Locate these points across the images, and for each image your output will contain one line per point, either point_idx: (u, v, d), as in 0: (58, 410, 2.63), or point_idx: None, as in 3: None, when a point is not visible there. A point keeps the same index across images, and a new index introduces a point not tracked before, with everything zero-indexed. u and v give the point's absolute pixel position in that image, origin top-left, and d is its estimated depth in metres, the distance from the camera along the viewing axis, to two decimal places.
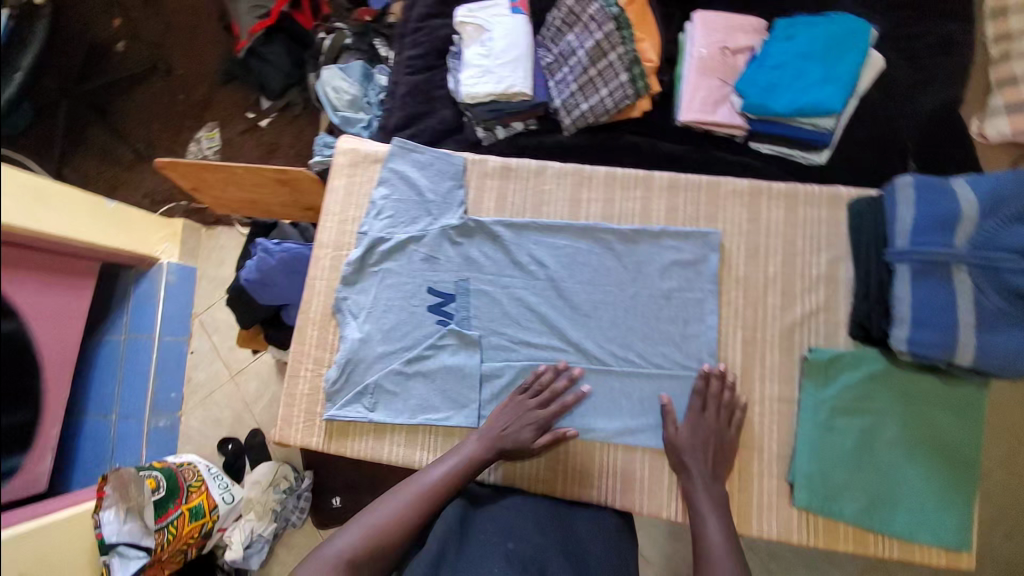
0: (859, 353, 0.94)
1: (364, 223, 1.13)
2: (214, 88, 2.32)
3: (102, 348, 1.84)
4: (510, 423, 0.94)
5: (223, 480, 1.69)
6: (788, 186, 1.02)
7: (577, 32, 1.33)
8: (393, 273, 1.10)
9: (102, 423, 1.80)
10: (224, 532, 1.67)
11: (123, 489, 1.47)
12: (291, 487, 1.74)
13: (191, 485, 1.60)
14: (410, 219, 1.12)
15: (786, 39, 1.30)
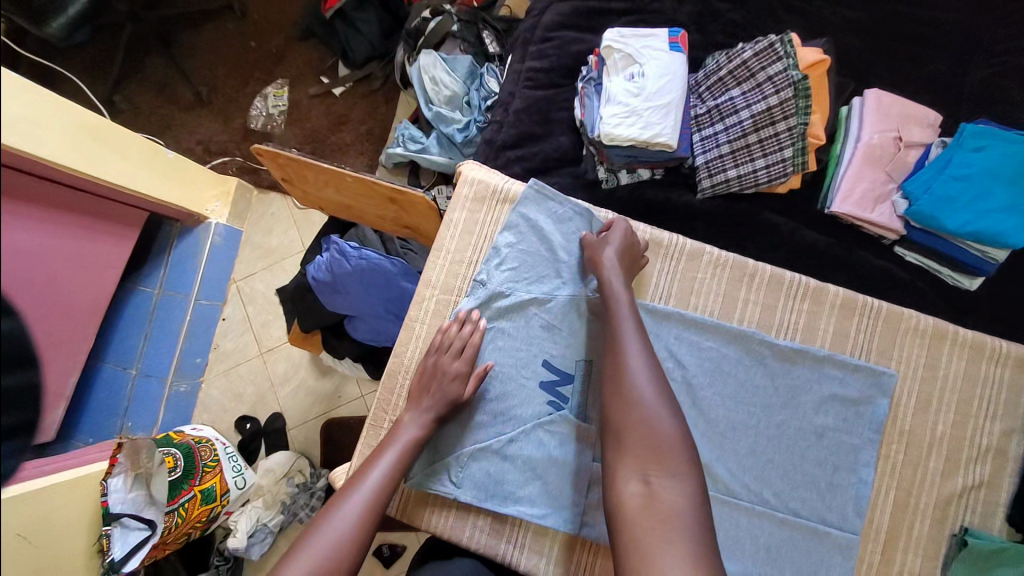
0: (1022, 548, 0.85)
1: (483, 269, 0.98)
2: (289, 41, 2.11)
3: (134, 297, 1.74)
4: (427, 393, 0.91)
5: (238, 463, 1.51)
6: (977, 336, 0.91)
7: (743, 89, 1.18)
8: (506, 334, 0.97)
9: (121, 376, 1.70)
10: (229, 517, 1.52)
11: (136, 456, 1.35)
12: (306, 482, 1.63)
13: (207, 464, 1.42)
14: (536, 277, 0.99)
15: (975, 149, 1.13)
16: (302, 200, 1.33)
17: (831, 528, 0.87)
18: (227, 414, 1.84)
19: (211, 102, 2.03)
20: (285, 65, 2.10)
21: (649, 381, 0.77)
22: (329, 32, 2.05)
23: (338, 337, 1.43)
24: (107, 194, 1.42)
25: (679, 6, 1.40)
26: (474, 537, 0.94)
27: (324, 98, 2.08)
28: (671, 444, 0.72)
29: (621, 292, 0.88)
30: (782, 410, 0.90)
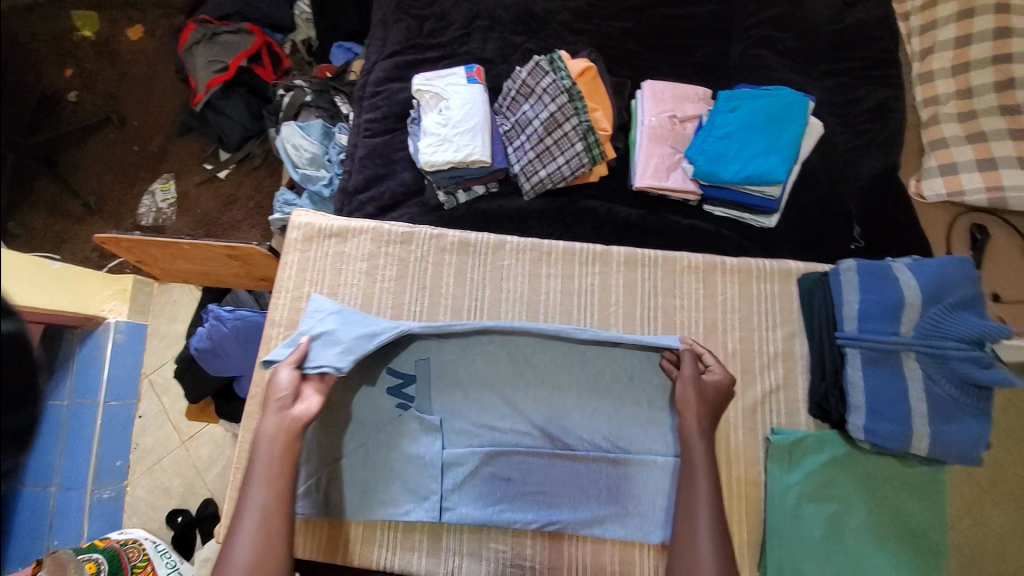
0: (821, 435, 0.94)
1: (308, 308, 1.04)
2: (169, 138, 2.16)
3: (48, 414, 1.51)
4: (275, 395, 0.89)
5: (172, 558, 1.56)
6: (741, 261, 1.05)
7: (532, 103, 1.37)
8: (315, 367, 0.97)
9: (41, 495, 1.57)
10: None
11: (62, 573, 1.28)
12: None
13: (135, 565, 1.45)
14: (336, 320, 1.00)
15: (730, 111, 1.34)
16: (162, 276, 1.44)
17: (661, 457, 0.96)
18: (156, 512, 1.80)
19: (101, 210, 2.04)
20: (168, 160, 2.15)
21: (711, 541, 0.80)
22: (202, 122, 2.11)
23: (229, 401, 1.47)
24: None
25: (485, 44, 1.59)
26: (350, 550, 0.97)
27: (210, 184, 2.15)
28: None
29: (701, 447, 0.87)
30: (590, 377, 0.99)
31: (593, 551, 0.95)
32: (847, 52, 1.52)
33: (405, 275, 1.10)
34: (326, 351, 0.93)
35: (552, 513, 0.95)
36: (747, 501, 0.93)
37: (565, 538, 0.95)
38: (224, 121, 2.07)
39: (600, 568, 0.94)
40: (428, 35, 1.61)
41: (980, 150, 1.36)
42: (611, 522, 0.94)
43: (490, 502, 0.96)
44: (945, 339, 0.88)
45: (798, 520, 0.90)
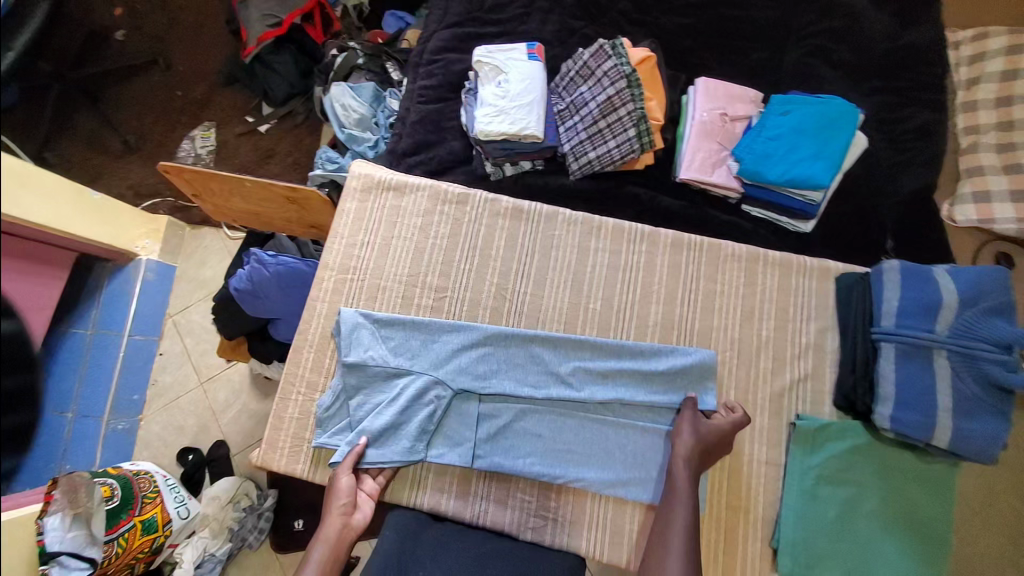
0: (844, 423, 0.99)
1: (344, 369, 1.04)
2: (213, 88, 2.16)
3: (66, 341, 1.59)
4: (338, 501, 0.94)
5: (181, 493, 1.48)
6: (782, 256, 1.09)
7: (590, 85, 1.41)
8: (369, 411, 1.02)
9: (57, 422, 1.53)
10: (174, 548, 1.48)
11: (75, 494, 1.27)
12: (252, 505, 1.60)
13: (146, 495, 1.39)
14: (386, 389, 1.03)
15: (781, 114, 1.38)
16: (211, 213, 1.47)
17: None
18: (168, 449, 1.82)
19: (140, 149, 2.02)
20: (211, 108, 2.15)
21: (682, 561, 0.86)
22: (250, 75, 2.12)
23: (262, 341, 1.50)
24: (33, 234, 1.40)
25: (544, 26, 1.62)
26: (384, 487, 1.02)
27: (250, 136, 2.15)
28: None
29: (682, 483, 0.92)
30: (615, 415, 1.01)
31: (615, 512, 0.99)
32: (898, 72, 1.55)
33: (458, 235, 1.14)
34: (384, 453, 0.98)
35: (580, 472, 0.99)
36: (766, 479, 0.99)
37: (590, 496, 1.00)
38: (272, 75, 2.09)
39: (619, 528, 0.98)
40: (490, 10, 1.65)
41: (1016, 180, 1.41)
42: (634, 485, 0.99)
43: (520, 454, 1.00)
44: (976, 339, 0.93)
45: (812, 501, 0.95)
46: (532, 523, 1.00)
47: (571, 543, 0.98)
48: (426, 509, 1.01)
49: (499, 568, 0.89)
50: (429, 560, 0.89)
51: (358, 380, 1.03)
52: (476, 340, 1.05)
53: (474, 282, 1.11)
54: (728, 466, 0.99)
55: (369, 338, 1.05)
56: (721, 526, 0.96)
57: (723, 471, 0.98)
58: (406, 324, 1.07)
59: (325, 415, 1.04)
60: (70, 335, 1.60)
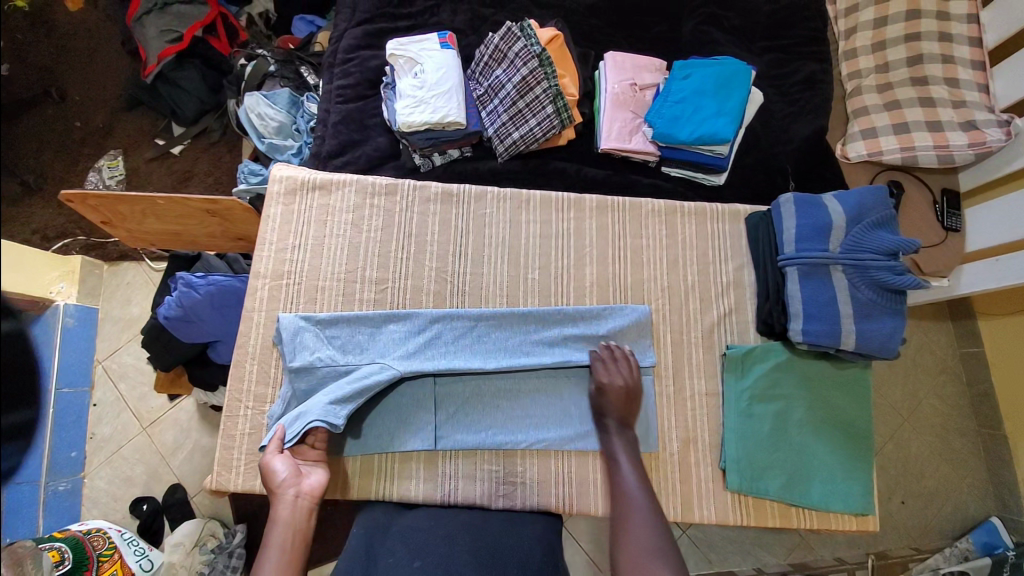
0: (767, 346, 1.07)
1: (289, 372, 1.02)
2: (115, 114, 2.01)
3: None
4: (280, 484, 0.90)
5: (140, 545, 1.43)
6: (698, 205, 1.16)
7: (504, 68, 1.45)
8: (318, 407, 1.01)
9: None
10: None
11: (20, 565, 1.11)
12: (221, 544, 1.54)
13: (102, 554, 1.34)
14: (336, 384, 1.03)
15: (683, 78, 1.48)
16: (128, 240, 1.38)
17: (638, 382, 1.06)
18: (119, 503, 1.69)
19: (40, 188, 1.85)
20: (116, 135, 2.00)
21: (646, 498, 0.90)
22: (153, 95, 1.98)
23: (203, 367, 1.42)
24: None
25: (455, 16, 1.64)
26: (348, 484, 1.01)
27: (163, 160, 2.01)
28: (655, 554, 0.83)
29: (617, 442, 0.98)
30: (568, 378, 1.06)
31: (578, 464, 1.03)
32: (783, 32, 1.70)
33: (391, 225, 1.14)
34: (305, 420, 0.94)
35: (540, 433, 1.03)
36: (710, 411, 1.06)
37: (552, 454, 1.03)
38: (179, 92, 1.96)
39: (585, 479, 1.02)
40: (398, 4, 1.65)
41: (895, 116, 1.57)
42: (592, 436, 1.03)
43: (481, 427, 1.03)
44: (864, 252, 1.03)
45: (750, 419, 1.04)
46: (498, 490, 1.02)
47: (540, 502, 1.02)
48: (396, 497, 1.02)
49: (470, 536, 0.91)
50: (400, 544, 0.89)
51: (308, 383, 1.02)
52: (422, 324, 1.07)
53: (414, 269, 1.12)
54: (675, 405, 1.06)
55: (313, 340, 1.04)
56: (673, 460, 1.03)
57: (670, 409, 1.05)
58: (348, 318, 1.07)
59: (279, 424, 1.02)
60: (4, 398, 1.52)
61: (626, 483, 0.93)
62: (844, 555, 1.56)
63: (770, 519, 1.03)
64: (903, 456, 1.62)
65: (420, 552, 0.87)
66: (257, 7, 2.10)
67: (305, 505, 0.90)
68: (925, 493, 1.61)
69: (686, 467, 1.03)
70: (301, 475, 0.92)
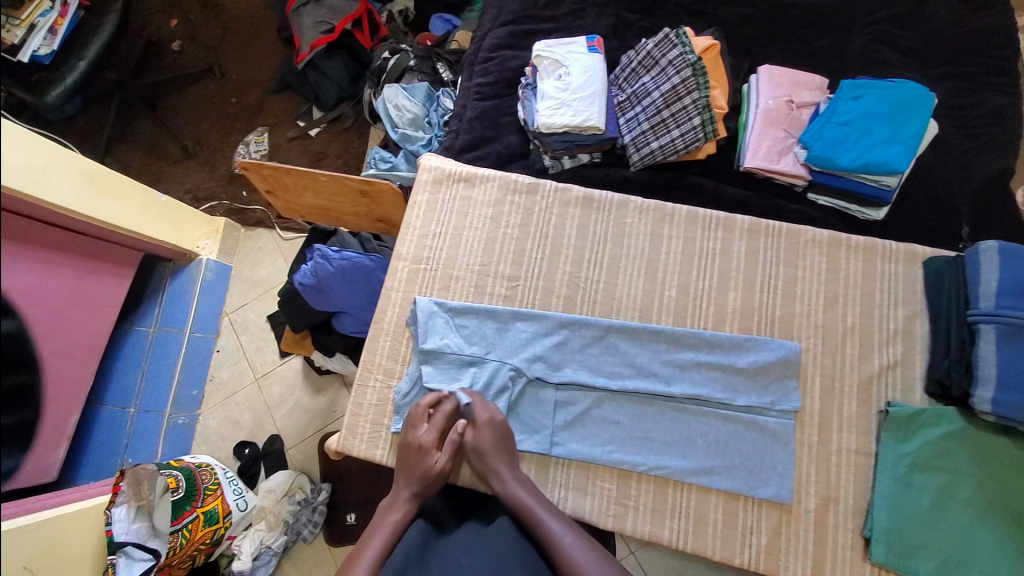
0: (939, 411, 0.94)
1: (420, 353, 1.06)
2: (265, 95, 2.15)
3: (131, 338, 1.70)
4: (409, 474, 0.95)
5: (239, 485, 1.52)
6: (868, 241, 1.07)
7: (652, 76, 1.41)
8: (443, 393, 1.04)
9: (121, 415, 1.64)
10: (233, 541, 1.51)
11: (138, 486, 1.34)
12: (306, 498, 1.62)
13: (208, 488, 1.43)
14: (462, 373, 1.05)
15: (853, 99, 1.35)
16: (282, 209, 1.53)
17: (779, 423, 0.97)
18: (224, 442, 1.78)
19: (198, 155, 2.05)
20: (263, 114, 2.14)
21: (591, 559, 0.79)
22: (300, 80, 2.09)
23: (327, 333, 1.51)
24: (99, 232, 1.43)
25: (598, 21, 1.62)
26: (459, 470, 1.03)
27: (301, 140, 2.11)
28: None
29: (528, 494, 0.91)
30: (698, 409, 0.99)
31: (697, 500, 0.96)
32: (969, 56, 1.50)
33: (528, 224, 1.15)
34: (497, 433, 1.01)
35: (660, 458, 0.97)
36: (857, 470, 0.95)
37: (670, 483, 0.97)
38: (324, 80, 2.05)
39: (703, 517, 0.95)
40: (543, 7, 1.66)
41: None
42: (717, 474, 0.96)
43: (599, 442, 0.99)
44: None
45: (907, 490, 0.92)
46: (608, 509, 0.97)
47: (651, 531, 0.96)
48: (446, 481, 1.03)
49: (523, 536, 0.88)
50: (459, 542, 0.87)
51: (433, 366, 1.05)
52: (549, 326, 1.06)
53: (546, 270, 1.11)
54: (816, 456, 0.96)
55: (443, 326, 1.07)
56: (809, 515, 0.94)
57: (812, 461, 0.96)
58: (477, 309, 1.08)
59: (402, 400, 1.06)
60: (132, 334, 1.70)
61: (556, 542, 0.83)
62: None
63: None
64: None
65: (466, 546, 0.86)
66: (398, 5, 2.14)
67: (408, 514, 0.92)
68: None
69: (822, 526, 0.93)
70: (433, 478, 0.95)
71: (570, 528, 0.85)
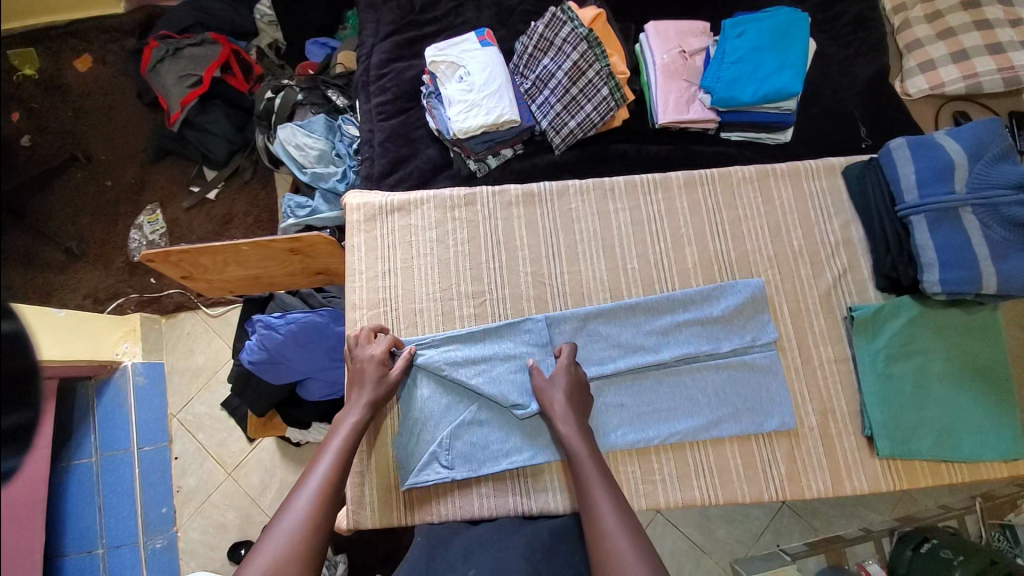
0: (896, 302, 1.02)
1: (408, 392, 1.02)
2: (145, 167, 1.93)
3: (69, 476, 1.47)
4: (363, 382, 0.97)
5: None
6: (790, 166, 1.13)
7: (551, 56, 1.40)
8: (448, 428, 1.00)
9: (89, 560, 1.46)
10: None
11: None
12: None
13: None
14: (461, 401, 1.02)
15: (737, 37, 1.41)
16: (207, 290, 1.41)
17: (762, 359, 1.01)
18: (216, 549, 1.59)
19: (86, 254, 1.82)
20: (149, 190, 1.91)
21: (630, 544, 0.76)
22: (181, 143, 1.88)
23: (297, 405, 1.40)
24: None
25: (480, 13, 1.59)
26: (485, 503, 1.00)
27: (201, 207, 1.91)
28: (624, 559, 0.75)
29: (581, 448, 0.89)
30: (691, 368, 1.01)
31: (715, 453, 0.99)
32: None
33: (477, 235, 1.11)
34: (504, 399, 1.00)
35: (672, 426, 0.99)
36: (841, 376, 1.02)
37: (687, 445, 0.99)
38: (209, 137, 1.83)
39: (725, 466, 0.98)
40: (421, 10, 1.60)
41: (952, 44, 1.48)
42: (725, 423, 0.99)
43: (612, 430, 0.99)
44: (993, 189, 0.97)
45: (889, 381, 0.99)
46: (638, 490, 0.98)
47: (683, 497, 0.97)
48: (455, 516, 1.00)
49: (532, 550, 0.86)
50: (459, 559, 0.86)
51: (429, 404, 1.01)
52: (531, 331, 1.04)
53: (509, 277, 1.09)
54: (805, 378, 1.02)
55: (427, 360, 1.02)
56: (813, 430, 1.00)
57: (801, 382, 1.02)
58: (455, 334, 1.04)
59: (405, 452, 1.00)
60: (71, 471, 1.48)
61: (596, 505, 0.82)
62: (948, 502, 1.46)
63: (922, 480, 0.99)
64: None
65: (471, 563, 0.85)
66: (266, 38, 1.95)
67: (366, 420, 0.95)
68: None
69: (829, 437, 0.99)
70: (389, 382, 0.98)
71: (620, 508, 0.82)
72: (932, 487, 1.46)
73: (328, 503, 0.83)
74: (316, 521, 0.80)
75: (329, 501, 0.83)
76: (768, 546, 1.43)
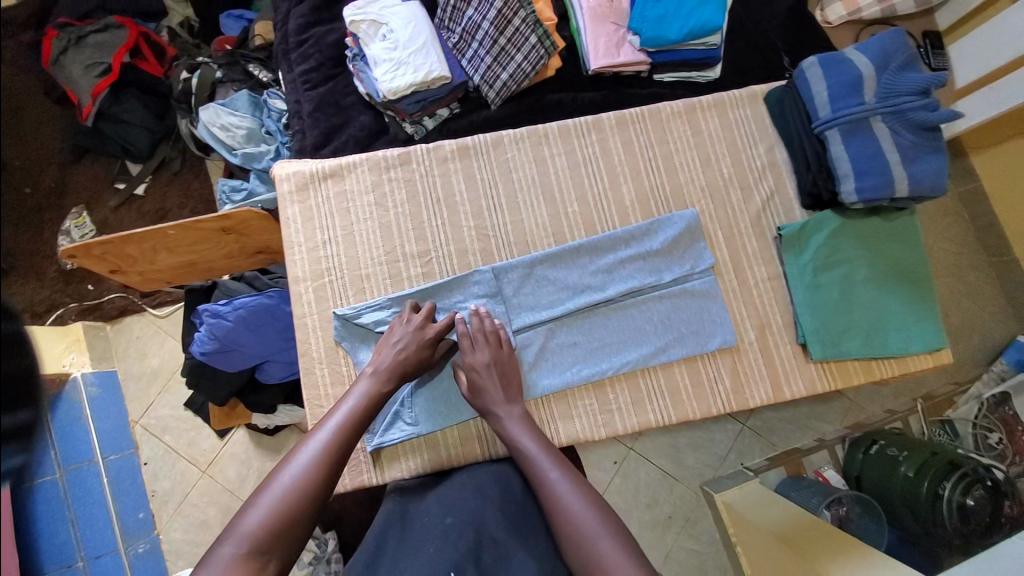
0: (820, 216, 1.08)
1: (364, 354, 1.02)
2: (64, 168, 1.79)
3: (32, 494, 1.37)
4: (394, 351, 0.95)
5: None
6: (715, 98, 1.16)
7: (475, 7, 1.36)
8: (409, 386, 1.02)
9: None
10: None
11: None
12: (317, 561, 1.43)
13: None
14: None
15: None
16: (141, 284, 1.37)
17: (701, 284, 1.06)
18: (201, 548, 1.57)
19: (14, 267, 1.69)
20: (71, 193, 1.78)
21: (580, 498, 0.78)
22: (98, 138, 1.74)
23: (260, 391, 1.38)
24: None
25: None
26: (451, 452, 1.03)
27: (131, 204, 1.80)
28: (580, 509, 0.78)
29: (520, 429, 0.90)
30: (637, 300, 1.05)
31: (665, 377, 1.04)
32: None
33: (416, 194, 1.10)
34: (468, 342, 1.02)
35: (621, 357, 1.03)
36: (775, 291, 1.08)
37: (638, 373, 1.04)
38: (128, 128, 1.71)
39: (675, 389, 1.03)
40: None
41: None
42: (672, 347, 1.03)
43: (565, 367, 1.02)
44: (898, 97, 1.02)
45: (817, 290, 1.05)
46: (596, 423, 1.02)
47: (639, 421, 1.02)
48: (420, 471, 1.02)
49: (500, 493, 0.88)
50: (434, 508, 0.88)
51: None
52: (484, 277, 1.05)
53: (452, 233, 1.09)
54: (745, 300, 1.07)
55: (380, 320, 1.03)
56: (756, 346, 1.06)
57: (739, 301, 1.07)
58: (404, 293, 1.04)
59: None
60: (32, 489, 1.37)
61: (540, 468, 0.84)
62: (892, 406, 1.58)
63: (855, 377, 1.07)
64: (956, 296, 1.60)
65: (450, 509, 0.85)
66: (176, 17, 1.79)
67: (383, 390, 0.91)
68: (975, 320, 1.59)
69: (769, 351, 1.06)
70: (428, 346, 0.97)
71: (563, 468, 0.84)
72: (876, 393, 1.57)
73: (326, 475, 0.78)
74: (319, 486, 0.76)
75: (327, 474, 0.78)
76: (734, 466, 1.53)
